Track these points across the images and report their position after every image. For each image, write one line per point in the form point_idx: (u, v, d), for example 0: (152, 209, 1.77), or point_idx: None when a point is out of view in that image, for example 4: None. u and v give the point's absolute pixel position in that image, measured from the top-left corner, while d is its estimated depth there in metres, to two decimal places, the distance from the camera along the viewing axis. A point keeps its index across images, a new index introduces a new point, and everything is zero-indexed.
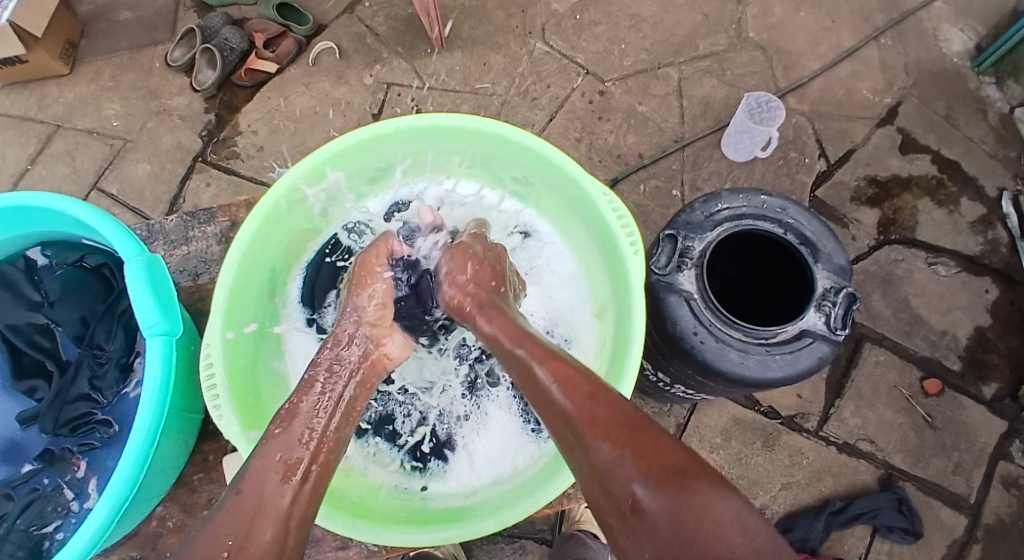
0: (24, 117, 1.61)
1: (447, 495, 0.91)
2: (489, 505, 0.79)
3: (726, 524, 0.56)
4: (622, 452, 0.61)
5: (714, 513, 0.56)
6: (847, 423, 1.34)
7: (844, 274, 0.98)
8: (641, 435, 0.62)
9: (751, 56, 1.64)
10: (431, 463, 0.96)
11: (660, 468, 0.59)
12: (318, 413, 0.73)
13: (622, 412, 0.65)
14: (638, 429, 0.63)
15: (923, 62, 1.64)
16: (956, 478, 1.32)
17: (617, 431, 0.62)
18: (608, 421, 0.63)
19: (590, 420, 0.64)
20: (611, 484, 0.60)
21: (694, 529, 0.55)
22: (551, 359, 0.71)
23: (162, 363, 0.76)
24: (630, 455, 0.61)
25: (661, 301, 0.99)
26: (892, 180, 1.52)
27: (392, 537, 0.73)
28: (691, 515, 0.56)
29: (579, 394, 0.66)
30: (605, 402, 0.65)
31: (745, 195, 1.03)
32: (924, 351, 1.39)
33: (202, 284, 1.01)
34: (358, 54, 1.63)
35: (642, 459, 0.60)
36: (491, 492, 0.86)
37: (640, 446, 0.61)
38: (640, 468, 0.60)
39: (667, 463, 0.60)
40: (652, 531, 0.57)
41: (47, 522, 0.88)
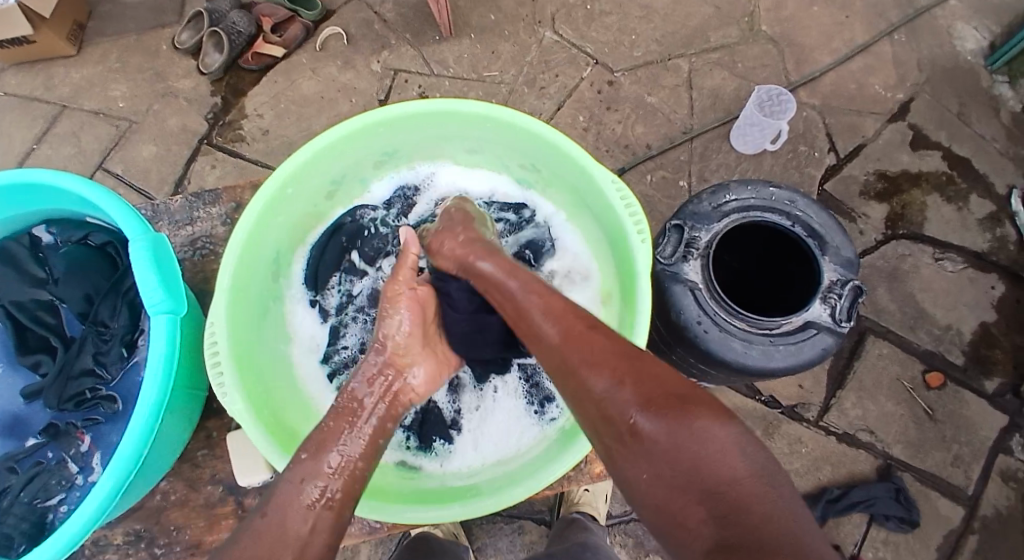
0: (31, 97, 1.62)
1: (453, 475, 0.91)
2: (496, 484, 0.80)
3: (727, 446, 0.56)
4: (620, 381, 0.61)
5: (712, 435, 0.57)
6: (848, 414, 1.34)
7: (851, 268, 0.98)
8: (641, 365, 0.63)
9: (762, 49, 1.63)
10: (435, 443, 0.95)
11: (657, 392, 0.60)
12: None
13: (619, 344, 0.65)
14: (636, 359, 0.63)
15: (936, 58, 1.62)
16: (955, 470, 1.32)
17: (617, 362, 0.63)
18: (606, 351, 0.64)
19: (589, 351, 0.64)
20: (609, 411, 0.61)
21: (696, 452, 0.56)
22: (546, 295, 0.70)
23: (166, 342, 0.77)
24: (628, 382, 0.61)
25: (667, 291, 0.99)
26: (902, 175, 1.51)
27: (403, 515, 0.73)
28: (689, 436, 0.57)
29: (576, 328, 0.66)
30: (603, 334, 0.66)
31: (753, 186, 1.03)
32: (928, 345, 1.39)
33: (208, 264, 1.02)
34: (367, 40, 1.63)
35: (641, 386, 0.61)
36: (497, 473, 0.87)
37: (638, 375, 0.62)
38: (638, 392, 0.60)
39: (664, 389, 0.61)
40: (652, 452, 0.58)
41: (51, 495, 0.89)
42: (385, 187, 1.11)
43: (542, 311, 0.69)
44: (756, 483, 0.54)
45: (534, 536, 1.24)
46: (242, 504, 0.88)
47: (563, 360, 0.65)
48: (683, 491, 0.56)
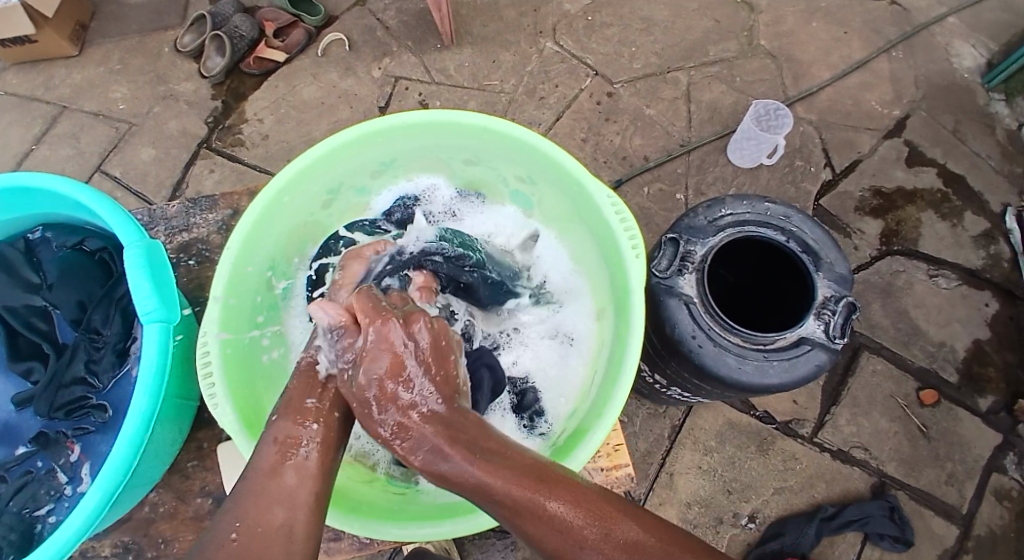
0: (32, 97, 1.62)
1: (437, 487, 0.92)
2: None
3: None
4: (588, 538, 0.59)
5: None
6: (842, 430, 1.34)
7: (844, 284, 0.98)
8: (617, 528, 0.60)
9: (760, 63, 1.64)
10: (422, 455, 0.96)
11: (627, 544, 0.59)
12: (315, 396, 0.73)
13: (587, 503, 0.61)
14: (610, 521, 0.60)
15: (932, 75, 1.63)
16: (948, 488, 1.32)
17: (592, 533, 0.59)
18: (578, 527, 0.59)
19: (563, 527, 0.59)
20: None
21: None
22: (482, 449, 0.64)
23: (159, 349, 0.76)
24: (595, 539, 0.59)
25: (661, 305, 1.00)
26: (897, 192, 1.52)
27: (393, 535, 0.74)
28: None
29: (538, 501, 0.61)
30: (570, 496, 0.61)
31: (748, 201, 1.04)
32: (922, 362, 1.39)
33: (202, 270, 1.02)
34: (368, 46, 1.64)
35: (608, 539, 0.59)
36: None
37: (621, 540, 0.59)
38: (608, 547, 0.59)
39: (651, 552, 0.58)
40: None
41: (40, 505, 0.89)
42: (386, 201, 1.12)
43: (485, 465, 0.63)
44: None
45: (527, 549, 1.23)
46: None
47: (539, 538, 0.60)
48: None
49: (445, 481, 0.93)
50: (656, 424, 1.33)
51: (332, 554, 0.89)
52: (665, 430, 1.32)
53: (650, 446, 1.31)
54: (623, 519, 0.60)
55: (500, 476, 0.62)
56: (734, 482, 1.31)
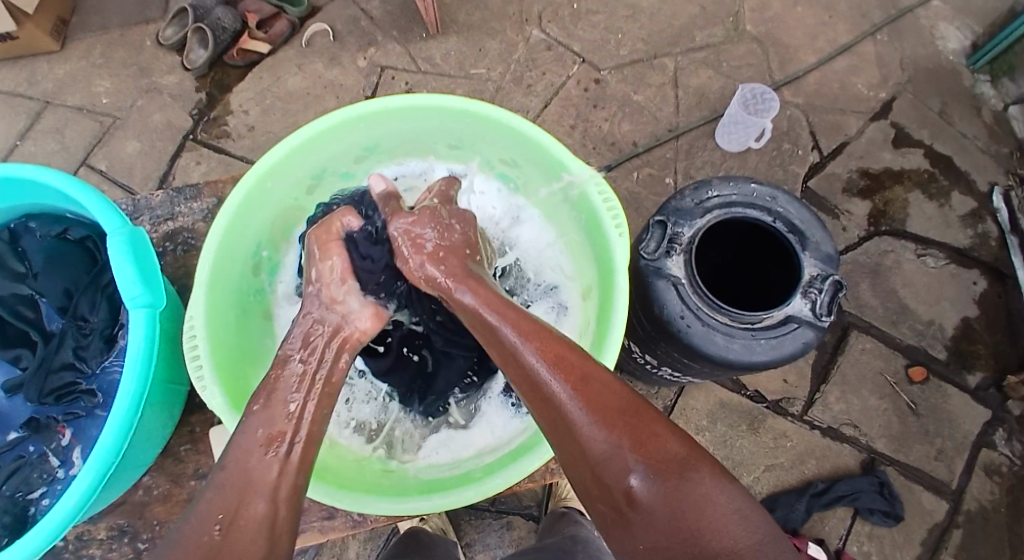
0: (13, 92, 1.59)
1: (425, 466, 0.90)
2: (476, 475, 0.79)
3: (726, 517, 0.58)
4: (620, 443, 0.60)
5: (713, 504, 0.58)
6: (832, 408, 1.35)
7: (831, 263, 0.98)
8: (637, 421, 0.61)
9: (748, 49, 1.63)
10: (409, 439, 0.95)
11: (660, 460, 0.60)
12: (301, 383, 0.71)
13: (613, 389, 0.63)
14: (633, 413, 0.62)
15: (919, 58, 1.64)
16: (937, 464, 1.33)
17: (611, 419, 0.61)
18: (600, 405, 0.61)
19: (584, 404, 0.61)
20: (607, 472, 0.60)
21: (695, 522, 0.57)
22: (537, 334, 0.65)
23: (146, 334, 0.75)
24: (628, 445, 0.60)
25: (650, 287, 0.99)
26: (885, 173, 1.52)
27: (377, 508, 0.72)
28: (693, 512, 0.58)
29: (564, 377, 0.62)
30: (596, 381, 0.63)
31: (735, 182, 1.03)
32: (911, 340, 1.40)
33: (188, 258, 1.00)
34: (353, 36, 1.62)
35: (641, 450, 0.60)
36: (472, 464, 0.86)
37: (638, 431, 0.61)
38: (640, 457, 0.60)
39: (665, 450, 0.60)
40: (649, 519, 0.58)
41: (33, 488, 0.88)
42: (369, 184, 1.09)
43: (532, 352, 0.63)
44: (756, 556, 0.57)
45: (522, 531, 1.23)
46: None
47: (556, 413, 0.62)
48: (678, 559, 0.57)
49: (438, 461, 0.91)
50: None
51: (326, 533, 0.87)
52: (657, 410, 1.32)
53: None
54: (646, 414, 0.62)
55: (534, 348, 0.64)
56: (728, 462, 1.31)
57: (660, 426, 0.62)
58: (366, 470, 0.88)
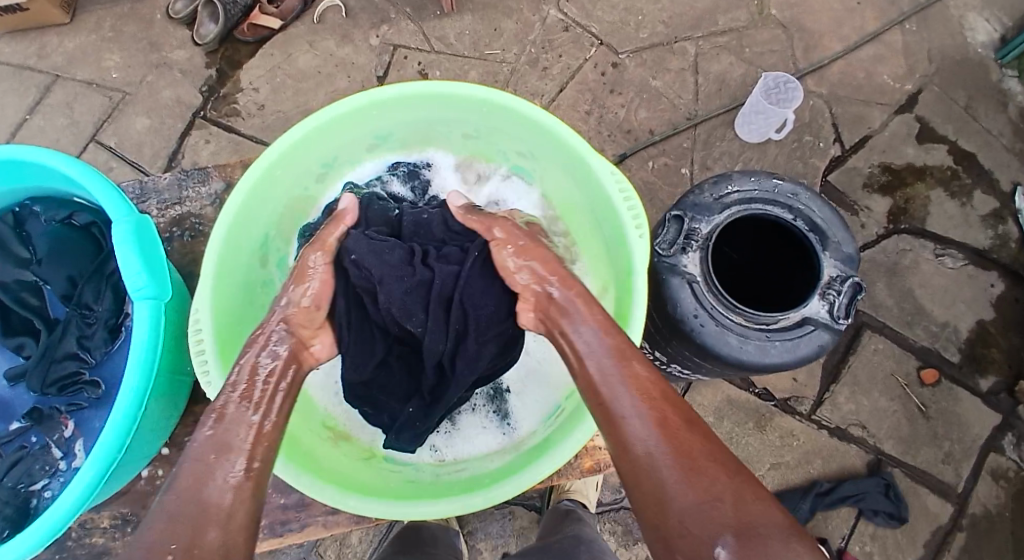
0: (24, 65, 1.58)
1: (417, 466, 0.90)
2: (476, 482, 0.79)
3: None
4: (709, 497, 0.54)
5: None
6: (841, 408, 1.34)
7: (850, 263, 0.96)
8: (728, 480, 0.56)
9: (772, 34, 1.59)
10: None
11: (752, 522, 0.53)
12: (286, 404, 0.70)
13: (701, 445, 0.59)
14: (730, 472, 0.57)
15: (947, 48, 1.59)
16: (945, 467, 1.32)
17: (700, 474, 0.56)
18: (687, 454, 0.58)
19: (673, 447, 0.58)
20: (691, 531, 0.54)
21: None
22: (639, 374, 0.65)
23: (150, 328, 0.75)
24: (720, 502, 0.54)
25: (664, 283, 0.98)
26: (906, 168, 1.49)
27: (353, 507, 0.73)
28: None
29: (651, 426, 0.60)
30: (696, 436, 0.60)
31: (756, 178, 1.01)
32: (924, 342, 1.38)
33: (195, 245, 1.00)
34: (365, 14, 1.59)
35: (735, 508, 0.54)
36: (463, 472, 0.86)
37: (733, 489, 0.55)
38: (733, 516, 0.53)
39: (762, 518, 0.53)
40: None
41: (35, 480, 0.89)
42: (369, 168, 1.07)
43: (631, 395, 0.63)
44: None
45: (524, 520, 1.24)
46: None
47: (643, 451, 0.59)
48: None
49: (442, 459, 0.92)
50: None
51: (330, 528, 0.87)
52: None
53: None
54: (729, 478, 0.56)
55: (631, 393, 0.64)
56: None
57: (754, 495, 0.55)
58: (363, 467, 0.87)
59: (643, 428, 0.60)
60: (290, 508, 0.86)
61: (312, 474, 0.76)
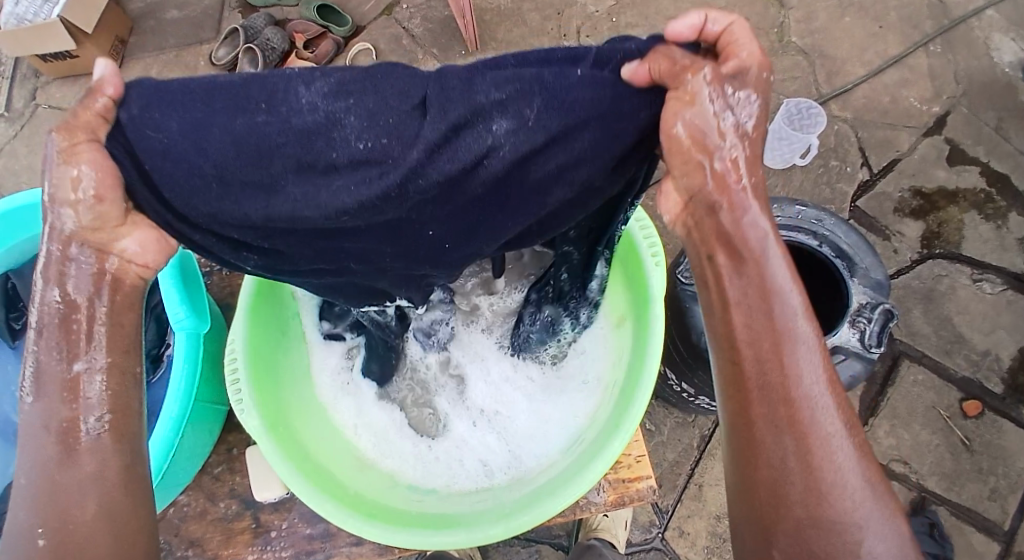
0: None
1: (441, 490, 0.90)
2: (503, 509, 0.79)
3: None
4: (834, 518, 0.53)
5: None
6: (881, 443, 1.30)
7: (882, 290, 0.92)
8: (865, 505, 0.54)
9: (793, 61, 1.60)
10: (427, 458, 0.94)
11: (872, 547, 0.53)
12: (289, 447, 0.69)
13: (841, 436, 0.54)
14: (867, 489, 0.54)
15: (974, 70, 1.57)
16: (990, 504, 1.27)
17: (832, 497, 0.53)
18: (816, 460, 0.54)
19: (806, 454, 0.54)
20: (812, 544, 0.54)
21: None
22: (787, 351, 0.55)
23: (187, 358, 0.78)
24: (843, 522, 0.53)
25: (687, 311, 0.97)
26: (938, 192, 1.46)
27: (376, 535, 0.75)
28: None
29: (789, 437, 0.55)
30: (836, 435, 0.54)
31: (778, 205, 0.99)
32: (965, 372, 1.34)
33: (231, 279, 1.02)
34: (394, 55, 1.65)
35: (861, 529, 0.53)
36: (488, 499, 0.86)
37: (863, 509, 0.53)
38: (857, 538, 0.53)
39: (882, 538, 0.53)
40: None
41: None
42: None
43: (768, 372, 0.55)
44: None
45: None
46: (260, 520, 0.89)
47: (768, 446, 0.55)
48: None
49: (472, 485, 0.90)
50: (686, 434, 1.29)
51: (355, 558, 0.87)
52: (694, 439, 1.29)
53: (678, 456, 1.28)
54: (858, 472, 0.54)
55: (766, 374, 0.55)
56: None
57: (883, 517, 0.54)
58: (388, 492, 0.88)
59: (782, 427, 0.55)
60: (317, 537, 0.87)
61: (339, 502, 0.77)
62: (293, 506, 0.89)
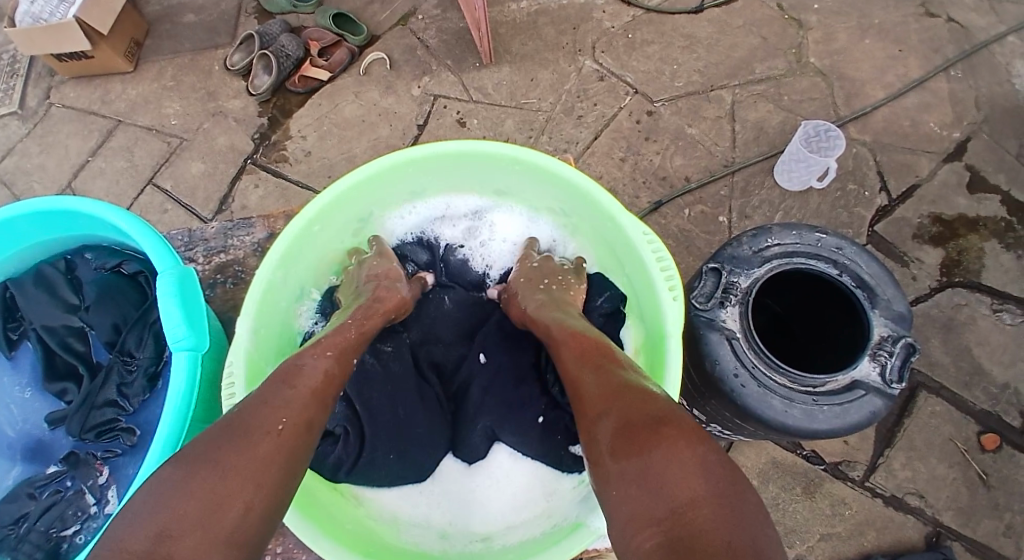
0: (87, 111, 1.68)
1: (423, 543, 0.89)
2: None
3: (686, 466, 0.53)
4: (608, 410, 0.63)
5: (681, 463, 0.54)
6: (897, 475, 1.26)
7: (903, 322, 0.89)
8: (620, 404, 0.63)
9: (811, 81, 1.58)
10: (405, 515, 0.93)
11: (633, 420, 0.60)
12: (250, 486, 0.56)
13: (716, 487, 0.52)
14: (633, 396, 0.63)
15: (996, 96, 1.55)
16: (1005, 540, 1.23)
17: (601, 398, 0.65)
18: (599, 384, 0.68)
19: (583, 381, 0.70)
20: (599, 434, 0.62)
21: (655, 468, 0.54)
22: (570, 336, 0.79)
23: (186, 379, 0.75)
24: (614, 410, 0.62)
25: (702, 340, 0.92)
26: (958, 219, 1.43)
27: None
28: (657, 460, 0.54)
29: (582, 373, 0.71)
30: (608, 371, 0.69)
31: (798, 231, 0.95)
32: (984, 405, 1.30)
33: (236, 292, 1.00)
34: (408, 65, 1.65)
35: (624, 412, 0.61)
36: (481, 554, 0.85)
37: (624, 401, 0.63)
38: (620, 422, 0.61)
39: (649, 416, 0.60)
40: (626, 468, 0.56)
41: (66, 526, 0.89)
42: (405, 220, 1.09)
43: (564, 347, 0.78)
44: (710, 502, 0.50)
45: None
46: None
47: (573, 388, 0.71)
48: (648, 497, 0.53)
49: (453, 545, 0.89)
50: None
51: None
52: None
53: None
54: (761, 518, 0.51)
55: (568, 349, 0.77)
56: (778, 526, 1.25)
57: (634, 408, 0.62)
58: (377, 537, 0.86)
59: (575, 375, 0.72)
60: None
61: (337, 541, 0.76)
62: (290, 530, 0.86)
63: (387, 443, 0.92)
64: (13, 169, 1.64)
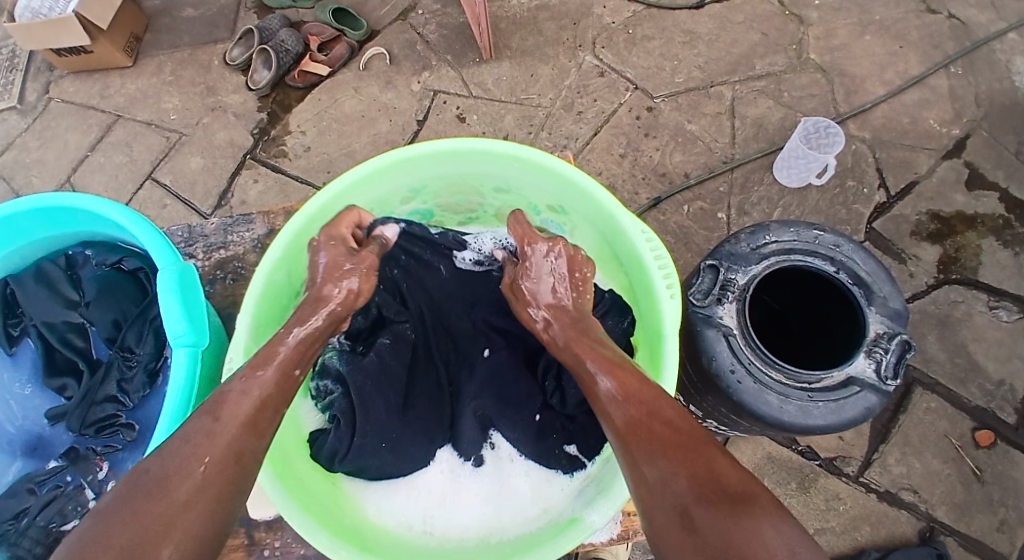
0: (86, 105, 1.68)
1: (419, 539, 0.89)
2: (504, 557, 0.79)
3: (775, 548, 0.52)
4: (675, 469, 0.60)
5: (765, 542, 0.52)
6: (891, 471, 1.27)
7: (899, 320, 0.90)
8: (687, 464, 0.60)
9: (811, 78, 1.58)
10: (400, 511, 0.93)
11: (707, 487, 0.57)
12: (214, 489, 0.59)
13: None
14: (701, 457, 0.61)
15: (995, 93, 1.55)
16: (999, 536, 1.24)
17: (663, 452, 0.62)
18: (657, 435, 0.64)
19: (634, 427, 0.66)
20: (662, 495, 0.59)
21: (738, 545, 0.52)
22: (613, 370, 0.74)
23: (185, 374, 0.75)
24: (682, 472, 0.60)
25: (699, 336, 0.92)
26: (956, 216, 1.44)
27: None
28: (742, 537, 0.52)
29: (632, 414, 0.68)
30: (664, 419, 0.66)
31: (796, 228, 0.96)
32: (979, 401, 1.31)
33: (236, 289, 1.00)
34: (408, 61, 1.65)
35: (694, 477, 0.59)
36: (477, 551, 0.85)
37: (693, 462, 0.60)
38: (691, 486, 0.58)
39: (725, 484, 0.58)
40: (701, 541, 0.54)
41: (66, 520, 0.90)
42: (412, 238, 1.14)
43: (607, 379, 0.73)
44: None
45: None
46: (252, 538, 0.87)
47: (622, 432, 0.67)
48: None
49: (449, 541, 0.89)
50: None
51: None
52: None
53: None
54: None
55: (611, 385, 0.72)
56: None
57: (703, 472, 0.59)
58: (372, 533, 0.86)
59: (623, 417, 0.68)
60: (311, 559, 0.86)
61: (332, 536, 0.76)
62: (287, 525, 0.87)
63: (376, 434, 0.91)
64: (12, 162, 1.64)
